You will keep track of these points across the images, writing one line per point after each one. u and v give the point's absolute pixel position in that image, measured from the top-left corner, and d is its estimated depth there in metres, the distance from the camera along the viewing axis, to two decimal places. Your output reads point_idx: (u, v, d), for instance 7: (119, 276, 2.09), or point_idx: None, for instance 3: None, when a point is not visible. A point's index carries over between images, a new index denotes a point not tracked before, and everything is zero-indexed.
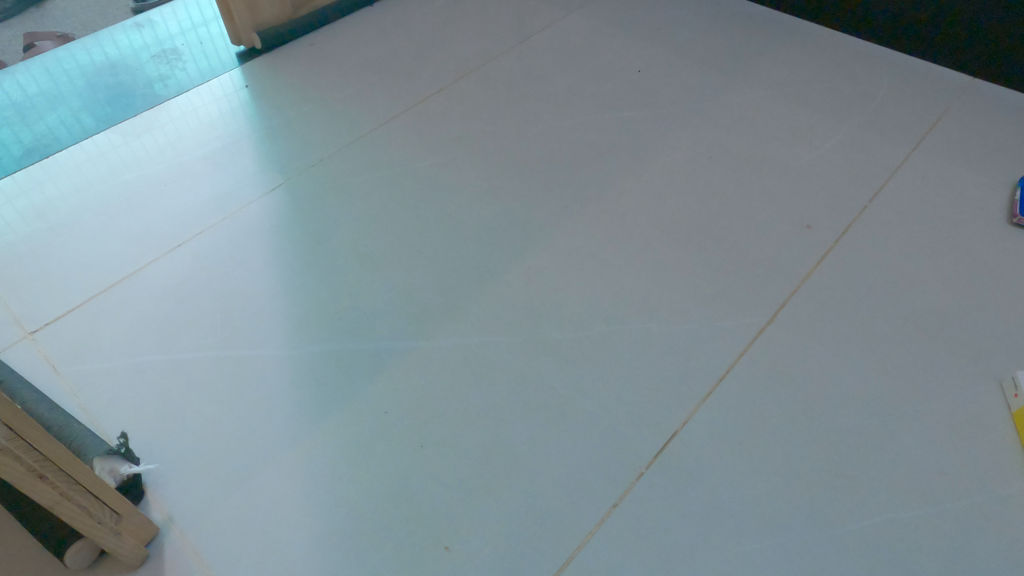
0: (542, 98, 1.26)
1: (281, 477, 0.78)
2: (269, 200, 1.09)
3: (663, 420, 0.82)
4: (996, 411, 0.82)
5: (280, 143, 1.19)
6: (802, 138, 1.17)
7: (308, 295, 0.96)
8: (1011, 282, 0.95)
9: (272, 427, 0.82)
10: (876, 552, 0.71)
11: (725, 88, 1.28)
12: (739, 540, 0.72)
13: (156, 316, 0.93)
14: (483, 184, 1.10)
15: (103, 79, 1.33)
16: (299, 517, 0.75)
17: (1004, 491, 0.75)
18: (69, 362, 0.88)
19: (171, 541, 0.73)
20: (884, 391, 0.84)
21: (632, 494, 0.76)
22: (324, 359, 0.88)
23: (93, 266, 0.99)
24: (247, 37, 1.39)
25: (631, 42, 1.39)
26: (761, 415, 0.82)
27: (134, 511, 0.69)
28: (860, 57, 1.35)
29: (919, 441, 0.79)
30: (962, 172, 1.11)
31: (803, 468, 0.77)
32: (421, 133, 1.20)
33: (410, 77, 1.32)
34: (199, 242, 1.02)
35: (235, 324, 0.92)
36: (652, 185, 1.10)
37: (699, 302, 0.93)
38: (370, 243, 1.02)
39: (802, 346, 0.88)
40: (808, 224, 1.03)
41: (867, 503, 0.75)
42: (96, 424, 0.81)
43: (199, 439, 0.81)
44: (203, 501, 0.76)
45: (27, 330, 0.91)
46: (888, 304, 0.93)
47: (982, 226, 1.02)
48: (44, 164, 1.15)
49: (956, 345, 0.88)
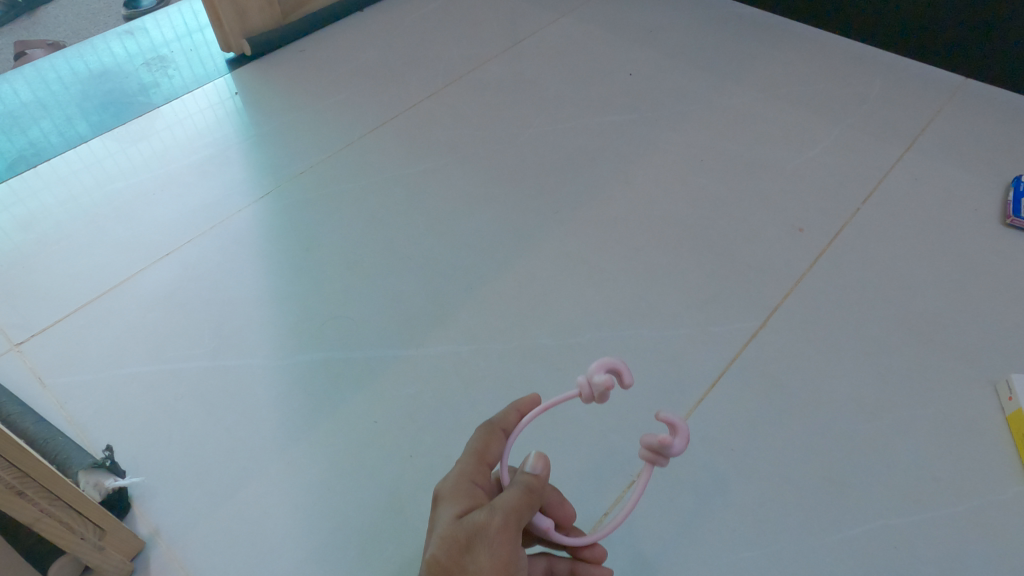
0: (533, 102, 1.26)
1: (269, 489, 0.77)
2: (259, 208, 1.08)
3: (654, 427, 0.81)
4: (989, 414, 0.81)
5: (271, 150, 1.18)
6: (794, 140, 1.17)
7: (297, 304, 0.95)
8: (1003, 283, 0.95)
9: (259, 438, 0.81)
10: (868, 559, 0.70)
11: (716, 90, 1.28)
12: (731, 548, 0.71)
13: (145, 326, 0.92)
14: (473, 189, 1.10)
15: (95, 86, 1.32)
16: (286, 529, 0.74)
17: (999, 496, 0.74)
18: (56, 373, 0.87)
19: (157, 555, 0.72)
20: (877, 396, 0.83)
21: (624, 502, 0.75)
22: (312, 369, 0.87)
23: (82, 277, 0.98)
24: (236, 44, 1.38)
25: (623, 45, 1.39)
26: (754, 421, 0.81)
27: (118, 526, 0.69)
28: (852, 58, 1.35)
29: (913, 446, 0.78)
30: (956, 172, 1.10)
31: (796, 474, 0.76)
32: (412, 139, 1.19)
33: (400, 83, 1.31)
34: (187, 251, 1.02)
35: (223, 333, 0.91)
36: (643, 189, 1.09)
37: (691, 307, 0.93)
38: (359, 251, 1.01)
39: (795, 350, 0.87)
40: (800, 227, 1.02)
41: (861, 510, 0.74)
42: (83, 437, 0.81)
43: (186, 451, 0.80)
44: (189, 515, 0.75)
45: (15, 341, 0.91)
46: (881, 307, 0.92)
47: (976, 227, 1.02)
48: (33, 173, 1.15)
49: (949, 347, 0.87)
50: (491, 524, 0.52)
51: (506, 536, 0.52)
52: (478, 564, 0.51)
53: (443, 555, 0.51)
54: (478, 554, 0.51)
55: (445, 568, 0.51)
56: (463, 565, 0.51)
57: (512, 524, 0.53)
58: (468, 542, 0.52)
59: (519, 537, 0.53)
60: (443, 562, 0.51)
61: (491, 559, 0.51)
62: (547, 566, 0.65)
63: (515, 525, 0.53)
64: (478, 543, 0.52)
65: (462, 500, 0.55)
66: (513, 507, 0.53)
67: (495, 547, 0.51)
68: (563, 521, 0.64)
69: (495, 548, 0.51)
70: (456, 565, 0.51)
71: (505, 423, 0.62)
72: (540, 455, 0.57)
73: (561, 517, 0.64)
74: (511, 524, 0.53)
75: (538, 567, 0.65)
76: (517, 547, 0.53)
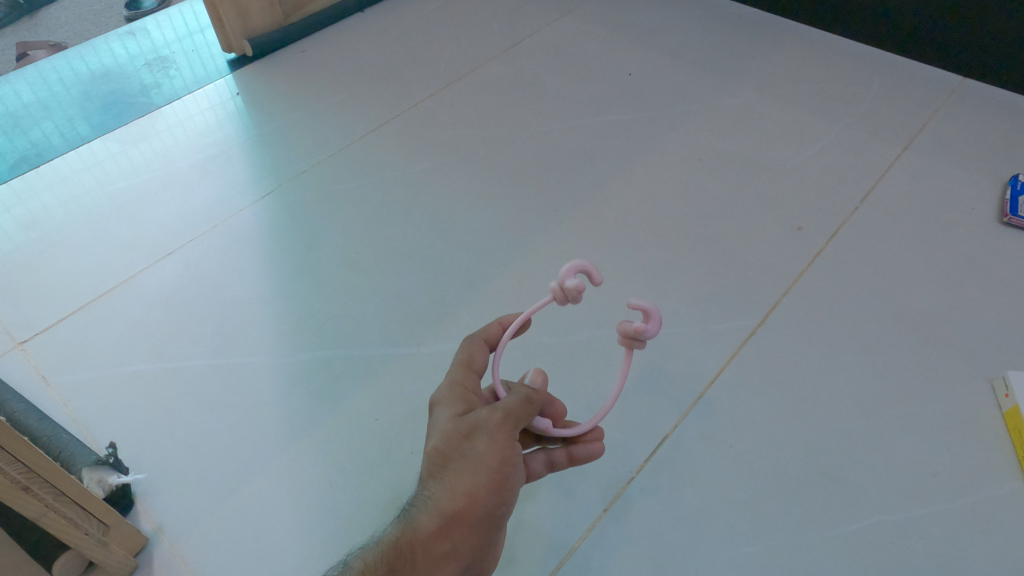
0: (533, 102, 1.26)
1: (271, 485, 0.78)
2: (260, 207, 1.09)
3: (653, 424, 0.81)
4: (986, 411, 0.81)
5: (272, 150, 1.19)
6: (792, 140, 1.17)
7: (299, 302, 0.96)
8: (1000, 281, 0.95)
9: (262, 435, 0.82)
10: (865, 555, 0.71)
11: (715, 90, 1.28)
12: (730, 543, 0.72)
13: (147, 324, 0.93)
14: (473, 189, 1.10)
15: (96, 87, 1.33)
16: (289, 525, 0.75)
17: (995, 491, 0.75)
18: (59, 371, 0.88)
19: (160, 551, 0.73)
20: (874, 393, 0.83)
21: (623, 499, 0.76)
22: (315, 367, 0.88)
23: (84, 276, 0.99)
24: (237, 45, 1.39)
25: (622, 45, 1.40)
26: (753, 418, 0.81)
27: (122, 522, 0.69)
28: (850, 58, 1.35)
29: (911, 443, 0.79)
30: (953, 171, 1.11)
31: (795, 470, 0.77)
32: (412, 138, 1.20)
33: (400, 83, 1.32)
34: (189, 250, 1.02)
35: (226, 332, 0.92)
36: (643, 188, 1.10)
37: (690, 305, 0.93)
38: (360, 250, 1.02)
39: (794, 348, 0.88)
40: (799, 226, 1.03)
41: (858, 505, 0.74)
42: (86, 435, 0.81)
43: (189, 448, 0.81)
44: (192, 511, 0.76)
45: (17, 340, 0.91)
46: (879, 305, 0.92)
47: (974, 226, 1.03)
48: (35, 173, 1.15)
49: (947, 345, 0.88)
50: (488, 417, 0.60)
51: (504, 428, 0.59)
52: (477, 451, 0.58)
53: (444, 444, 0.59)
54: (478, 443, 0.59)
55: (447, 455, 0.58)
56: (463, 452, 0.58)
57: (511, 420, 0.60)
58: (467, 432, 0.59)
59: (517, 433, 0.61)
60: (444, 450, 0.59)
61: (489, 447, 0.58)
62: (547, 459, 0.68)
63: (512, 419, 0.60)
64: (477, 433, 0.59)
65: (458, 402, 0.63)
66: (513, 407, 0.60)
67: (492, 436, 0.59)
68: (556, 418, 0.70)
69: (493, 437, 0.59)
70: (457, 451, 0.58)
71: (488, 334, 0.71)
72: (540, 372, 0.67)
73: (554, 414, 0.70)
74: (509, 420, 0.60)
75: (537, 461, 0.68)
76: (514, 439, 0.60)
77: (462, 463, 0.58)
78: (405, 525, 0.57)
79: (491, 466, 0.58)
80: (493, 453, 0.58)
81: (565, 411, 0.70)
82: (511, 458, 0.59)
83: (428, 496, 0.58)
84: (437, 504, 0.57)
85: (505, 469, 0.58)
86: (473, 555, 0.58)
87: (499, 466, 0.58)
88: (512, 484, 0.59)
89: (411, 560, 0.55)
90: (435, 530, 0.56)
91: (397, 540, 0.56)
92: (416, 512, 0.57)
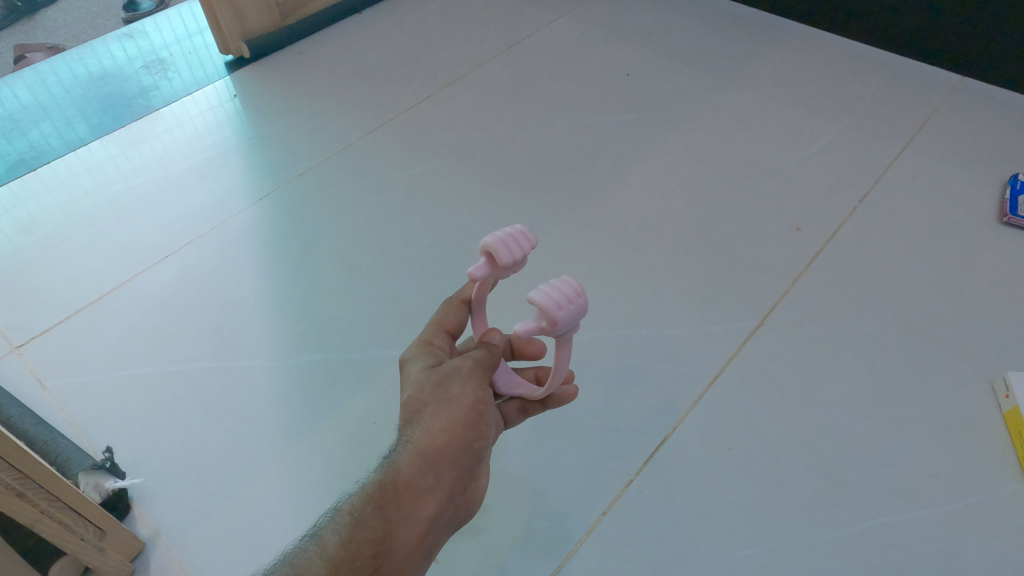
0: (531, 103, 1.26)
1: (269, 487, 0.77)
2: (257, 208, 1.09)
3: (652, 426, 0.81)
4: (987, 412, 0.81)
5: (270, 151, 1.19)
6: (792, 140, 1.17)
7: (296, 304, 0.95)
8: (1000, 282, 0.95)
9: (260, 438, 0.81)
10: (865, 558, 0.71)
11: (714, 90, 1.28)
12: (729, 547, 0.72)
13: (145, 326, 0.93)
14: (471, 190, 1.10)
15: (95, 89, 1.33)
16: (286, 529, 0.74)
17: (995, 493, 0.75)
18: (56, 375, 0.87)
19: (157, 556, 0.73)
20: (874, 394, 0.83)
21: (622, 501, 0.75)
22: (312, 370, 0.88)
23: (81, 279, 0.99)
24: (235, 45, 1.39)
25: (620, 45, 1.39)
26: (752, 420, 0.81)
27: (119, 528, 0.69)
28: (849, 57, 1.35)
29: (910, 444, 0.79)
30: (953, 171, 1.10)
31: (795, 473, 0.76)
32: (411, 139, 1.20)
33: (399, 84, 1.32)
34: (188, 251, 1.02)
35: (224, 334, 0.92)
36: (641, 189, 1.09)
37: (689, 306, 0.93)
38: (358, 251, 1.02)
39: (793, 349, 0.87)
40: (798, 226, 1.02)
41: (859, 507, 0.74)
42: (83, 438, 0.81)
43: (186, 450, 0.81)
44: (190, 515, 0.76)
45: (14, 343, 0.91)
46: (879, 306, 0.92)
47: (974, 225, 1.02)
48: (33, 175, 1.15)
49: (947, 345, 0.88)
50: (459, 363, 0.61)
51: (474, 372, 0.61)
52: (450, 394, 0.60)
53: (417, 393, 0.60)
54: (450, 387, 0.60)
55: (421, 401, 0.59)
56: (437, 397, 0.59)
57: (480, 368, 0.62)
58: (440, 379, 0.60)
59: (487, 380, 0.62)
60: (418, 397, 0.60)
61: (462, 389, 0.60)
62: (520, 406, 0.69)
63: (481, 364, 0.62)
64: (450, 378, 0.60)
65: (428, 358, 0.64)
66: (482, 357, 0.62)
67: (464, 379, 0.60)
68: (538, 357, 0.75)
69: (465, 380, 0.60)
70: (429, 397, 0.59)
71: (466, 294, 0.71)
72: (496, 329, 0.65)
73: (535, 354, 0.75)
74: (480, 367, 0.62)
75: (511, 408, 0.69)
76: (485, 383, 0.62)
77: (435, 406, 0.59)
78: (385, 468, 0.57)
79: (464, 405, 0.59)
80: (466, 394, 0.60)
81: (546, 348, 0.75)
82: (484, 398, 0.61)
83: (406, 440, 0.58)
84: (415, 445, 0.57)
85: (480, 408, 0.60)
86: (456, 491, 0.58)
87: (472, 406, 0.59)
88: (487, 422, 0.60)
89: (395, 499, 0.55)
90: (414, 467, 0.56)
91: (379, 482, 0.56)
92: (395, 455, 0.57)
